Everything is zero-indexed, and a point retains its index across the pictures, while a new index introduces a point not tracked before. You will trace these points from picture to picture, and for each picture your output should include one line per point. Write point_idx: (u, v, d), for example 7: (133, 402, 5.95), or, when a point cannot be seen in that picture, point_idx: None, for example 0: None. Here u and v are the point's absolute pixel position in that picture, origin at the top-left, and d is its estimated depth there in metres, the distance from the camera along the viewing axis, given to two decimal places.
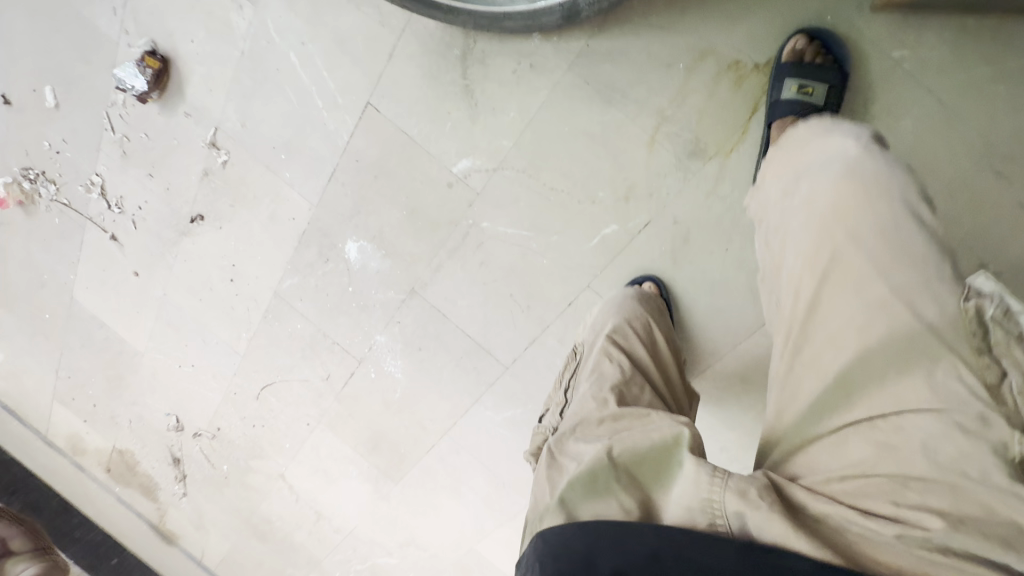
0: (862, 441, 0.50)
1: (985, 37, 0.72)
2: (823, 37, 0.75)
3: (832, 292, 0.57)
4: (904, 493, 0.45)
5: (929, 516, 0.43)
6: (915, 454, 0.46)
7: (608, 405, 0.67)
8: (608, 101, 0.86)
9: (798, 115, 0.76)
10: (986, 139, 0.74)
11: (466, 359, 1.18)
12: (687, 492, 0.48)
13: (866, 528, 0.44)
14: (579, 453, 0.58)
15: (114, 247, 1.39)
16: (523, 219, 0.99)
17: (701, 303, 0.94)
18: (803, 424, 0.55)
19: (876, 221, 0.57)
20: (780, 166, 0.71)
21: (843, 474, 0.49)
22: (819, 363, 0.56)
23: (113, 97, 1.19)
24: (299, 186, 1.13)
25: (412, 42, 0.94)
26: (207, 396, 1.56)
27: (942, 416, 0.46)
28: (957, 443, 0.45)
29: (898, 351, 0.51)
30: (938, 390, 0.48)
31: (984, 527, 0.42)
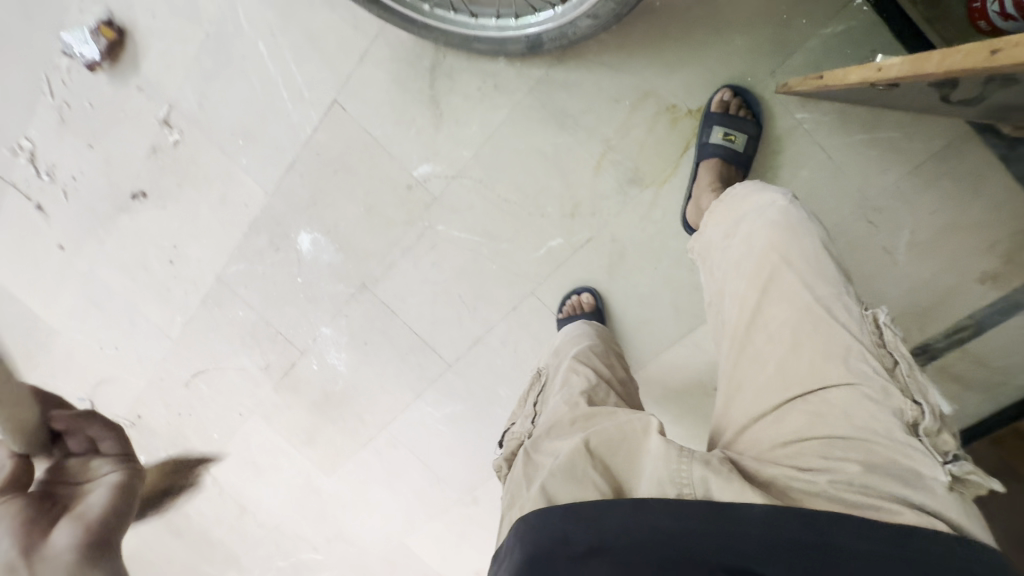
0: (796, 412, 0.59)
1: (864, 111, 0.86)
2: (744, 93, 0.86)
3: (769, 301, 0.66)
4: (832, 450, 0.55)
5: (849, 465, 0.53)
6: (839, 420, 0.56)
7: (579, 407, 0.74)
8: (561, 125, 0.95)
9: (722, 158, 0.87)
10: (863, 193, 0.89)
11: (411, 356, 1.22)
12: (658, 468, 0.54)
13: (806, 483, 0.53)
14: (557, 450, 0.65)
15: (39, 217, 1.32)
16: (477, 225, 1.06)
17: (631, 314, 1.05)
18: (747, 408, 0.64)
19: (803, 242, 0.68)
20: (721, 216, 0.80)
21: (782, 441, 0.58)
22: (757, 360, 0.65)
23: (54, 61, 1.15)
24: (254, 173, 1.13)
25: (383, 49, 0.98)
26: (128, 381, 1.48)
27: (856, 388, 0.57)
28: (869, 408, 0.56)
29: (821, 344, 0.60)
30: (852, 369, 0.58)
31: (891, 470, 0.52)
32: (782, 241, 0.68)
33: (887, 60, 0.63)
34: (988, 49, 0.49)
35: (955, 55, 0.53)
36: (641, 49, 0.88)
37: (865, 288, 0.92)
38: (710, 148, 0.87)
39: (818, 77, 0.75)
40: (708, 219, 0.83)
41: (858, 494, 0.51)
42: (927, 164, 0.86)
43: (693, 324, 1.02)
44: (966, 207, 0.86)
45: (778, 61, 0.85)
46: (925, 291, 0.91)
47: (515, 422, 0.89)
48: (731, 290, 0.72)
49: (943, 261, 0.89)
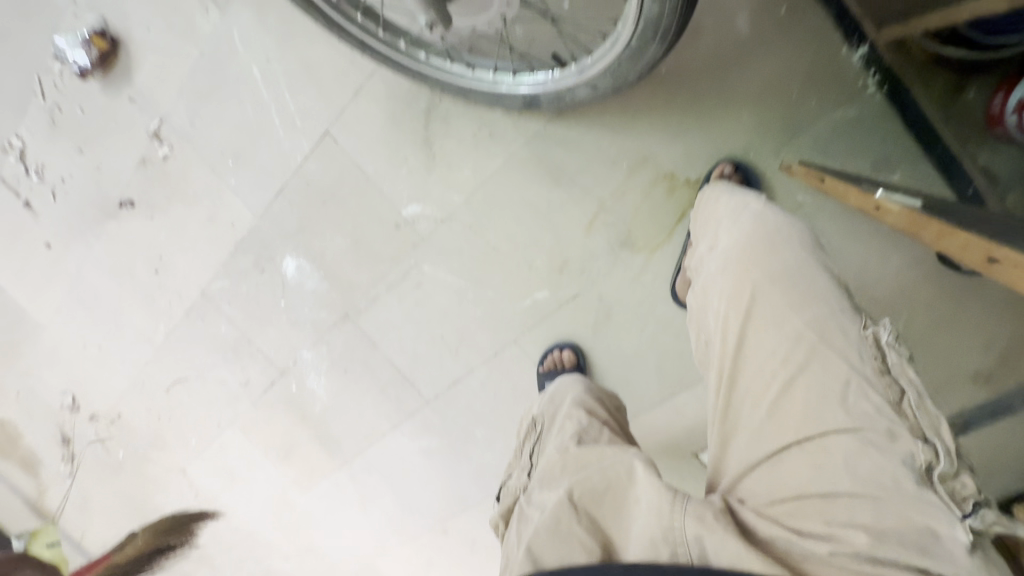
0: (794, 459, 0.53)
1: None
2: (744, 169, 0.82)
3: (755, 328, 0.63)
4: (833, 510, 0.49)
5: (856, 533, 0.47)
6: (843, 473, 0.50)
7: (569, 449, 0.73)
8: (556, 182, 0.92)
9: None
10: (860, 280, 0.86)
11: (390, 388, 1.21)
12: (650, 524, 0.55)
13: (804, 548, 0.48)
14: (543, 504, 0.67)
15: (27, 214, 1.31)
16: (463, 270, 1.04)
17: (613, 374, 1.02)
18: (743, 455, 0.59)
19: (783, 259, 0.66)
20: (703, 226, 0.81)
21: (780, 497, 0.52)
22: (748, 400, 0.60)
23: (48, 64, 1.12)
24: (243, 194, 1.11)
25: (379, 86, 0.95)
26: (110, 381, 1.48)
27: (858, 434, 0.51)
28: (873, 458, 0.50)
29: (818, 385, 0.56)
30: (852, 411, 0.53)
31: (901, 536, 0.46)
32: (768, 259, 0.66)
33: (890, 198, 0.66)
34: (985, 256, 0.51)
35: (954, 239, 0.56)
36: (646, 113, 0.85)
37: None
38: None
39: (820, 179, 0.75)
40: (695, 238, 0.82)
41: (866, 565, 0.46)
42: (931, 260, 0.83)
43: (676, 389, 1.00)
44: (965, 304, 0.83)
45: (787, 140, 0.81)
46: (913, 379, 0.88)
47: (510, 475, 0.91)
48: (713, 308, 0.68)
49: (936, 357, 0.86)
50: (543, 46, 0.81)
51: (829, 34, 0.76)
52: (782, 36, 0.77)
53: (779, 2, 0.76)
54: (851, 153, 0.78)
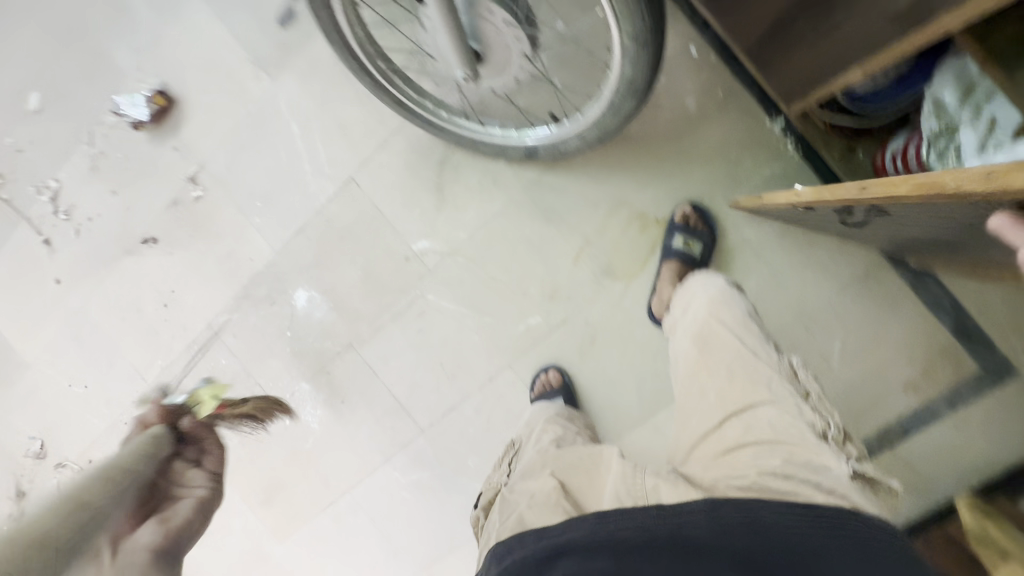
0: (732, 424, 0.72)
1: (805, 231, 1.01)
2: (702, 211, 1.02)
3: (708, 341, 0.83)
4: (762, 451, 0.67)
5: (774, 460, 0.65)
6: (767, 427, 0.70)
7: (548, 451, 0.81)
8: (549, 220, 1.09)
9: (683, 261, 1.01)
10: (803, 305, 1.02)
11: (385, 418, 1.26)
12: (619, 485, 0.67)
13: (742, 478, 0.65)
14: (524, 490, 0.72)
15: (43, 251, 1.38)
16: (463, 299, 1.16)
17: (598, 395, 1.12)
18: (697, 429, 0.76)
19: (732, 303, 0.88)
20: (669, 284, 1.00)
21: (725, 449, 0.70)
22: (702, 389, 0.79)
23: (101, 117, 1.28)
24: (265, 232, 1.24)
25: (402, 141, 1.14)
26: (87, 423, 1.45)
27: (777, 404, 0.72)
28: (789, 418, 0.70)
29: (751, 375, 0.77)
30: (774, 391, 0.74)
31: (803, 463, 0.65)
32: (714, 298, 0.89)
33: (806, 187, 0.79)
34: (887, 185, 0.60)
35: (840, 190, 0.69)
36: (621, 165, 1.05)
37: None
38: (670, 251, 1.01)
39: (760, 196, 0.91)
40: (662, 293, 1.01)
41: (780, 482, 0.63)
42: (852, 285, 1.00)
43: (655, 407, 1.10)
44: (887, 325, 1.00)
45: (733, 188, 1.02)
46: (854, 395, 1.02)
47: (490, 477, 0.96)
48: (679, 337, 0.89)
49: (864, 376, 1.02)
50: (540, 110, 1.03)
51: (756, 110, 0.99)
52: (721, 111, 1.01)
53: (717, 87, 1.00)
54: None
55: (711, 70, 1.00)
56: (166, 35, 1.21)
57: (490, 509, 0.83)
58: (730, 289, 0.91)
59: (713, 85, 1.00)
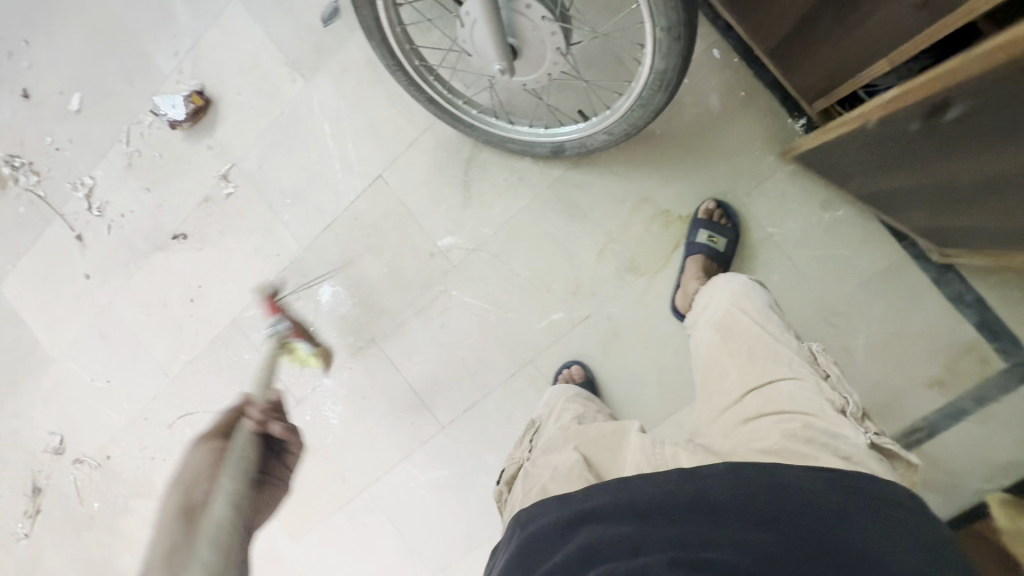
0: (755, 396, 0.75)
1: (827, 228, 1.02)
2: (725, 206, 1.04)
3: (728, 326, 0.85)
4: (782, 418, 0.70)
5: (794, 426, 0.68)
6: (787, 399, 0.72)
7: (570, 427, 0.85)
8: (573, 217, 1.12)
9: (708, 254, 1.03)
10: (824, 300, 1.03)
11: (406, 414, 1.26)
12: (640, 457, 0.70)
13: (762, 443, 0.68)
14: (548, 461, 0.76)
15: (75, 247, 1.41)
16: (487, 294, 1.18)
17: (621, 390, 1.13)
18: (720, 404, 0.79)
19: (750, 293, 0.90)
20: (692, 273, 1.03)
21: (745, 419, 0.73)
22: (723, 368, 0.82)
23: (139, 116, 1.33)
24: (293, 228, 1.27)
25: (430, 140, 1.18)
26: (107, 418, 1.45)
27: (797, 380, 0.74)
28: (809, 393, 0.72)
29: (772, 355, 0.79)
30: (793, 369, 0.77)
31: (822, 431, 0.67)
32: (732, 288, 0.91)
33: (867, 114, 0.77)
34: (938, 90, 0.60)
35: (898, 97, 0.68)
36: (644, 164, 1.08)
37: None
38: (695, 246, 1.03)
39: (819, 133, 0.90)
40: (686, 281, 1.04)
41: (799, 446, 0.66)
42: (874, 281, 1.01)
43: (677, 403, 1.10)
44: (908, 321, 1.01)
45: (755, 186, 1.04)
46: (875, 390, 1.03)
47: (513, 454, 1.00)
48: (699, 323, 0.92)
49: (885, 372, 1.02)
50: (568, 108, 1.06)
51: (778, 111, 1.02)
52: (744, 111, 1.04)
53: (739, 89, 1.04)
54: (802, 198, 1.03)
55: (734, 71, 1.04)
56: (206, 39, 1.26)
57: (514, 483, 0.85)
58: (746, 278, 0.94)
59: (735, 86, 1.04)
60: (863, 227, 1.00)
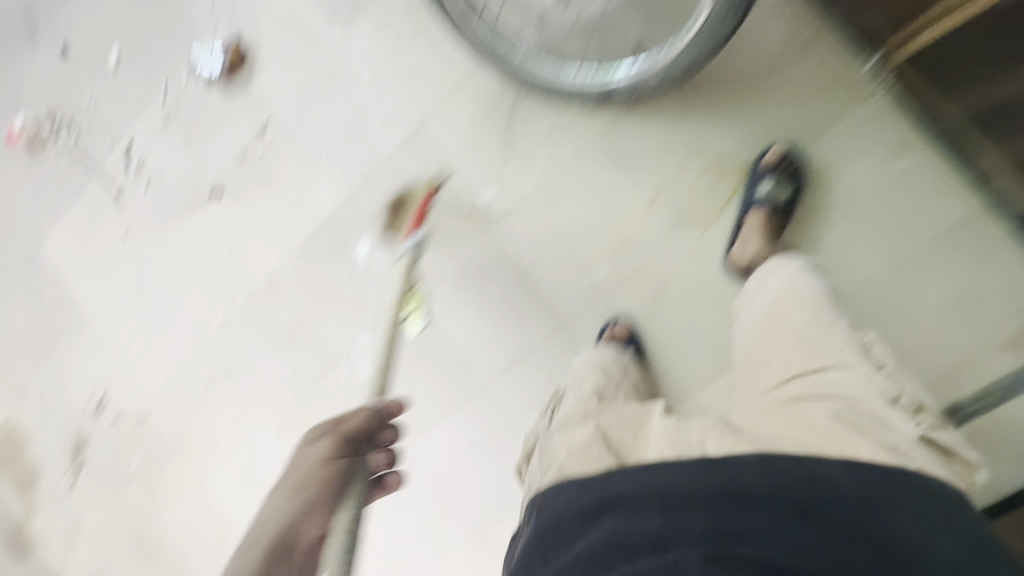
0: (798, 382, 0.75)
1: (898, 174, 0.95)
2: (793, 153, 0.97)
3: (772, 314, 0.86)
4: (827, 401, 0.69)
5: (839, 408, 0.67)
6: (833, 383, 0.71)
7: (590, 405, 0.85)
8: (620, 167, 1.07)
9: (771, 206, 0.96)
10: (891, 252, 0.97)
11: (443, 373, 1.23)
12: (663, 443, 0.69)
13: (803, 421, 0.67)
14: (565, 440, 0.76)
15: (113, 205, 1.42)
16: (529, 250, 1.14)
17: (667, 349, 1.08)
18: (765, 387, 0.80)
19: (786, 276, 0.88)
20: (752, 229, 0.97)
21: (789, 400, 0.73)
22: (770, 355, 0.82)
23: (176, 71, 1.31)
24: (330, 183, 1.25)
25: (471, 89, 1.13)
26: (146, 376, 1.47)
27: (846, 368, 0.73)
28: (857, 380, 0.71)
29: (818, 340, 0.78)
30: (842, 356, 0.75)
31: (868, 416, 0.66)
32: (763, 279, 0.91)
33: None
34: None
35: None
36: (698, 110, 1.02)
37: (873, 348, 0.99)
38: (758, 200, 0.96)
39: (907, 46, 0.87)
40: (745, 235, 0.98)
41: (843, 426, 0.65)
42: (947, 236, 0.95)
43: (727, 364, 1.05)
44: (984, 275, 0.94)
45: (818, 132, 0.98)
46: (945, 350, 0.96)
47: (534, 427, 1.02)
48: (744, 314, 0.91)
49: (955, 336, 0.96)
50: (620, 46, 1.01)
51: (846, 50, 0.95)
52: (808, 52, 0.97)
53: (803, 26, 0.97)
54: (870, 143, 0.96)
55: (796, 9, 0.97)
56: None
57: (533, 453, 0.91)
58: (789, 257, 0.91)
59: (799, 23, 0.97)
60: (936, 174, 0.94)
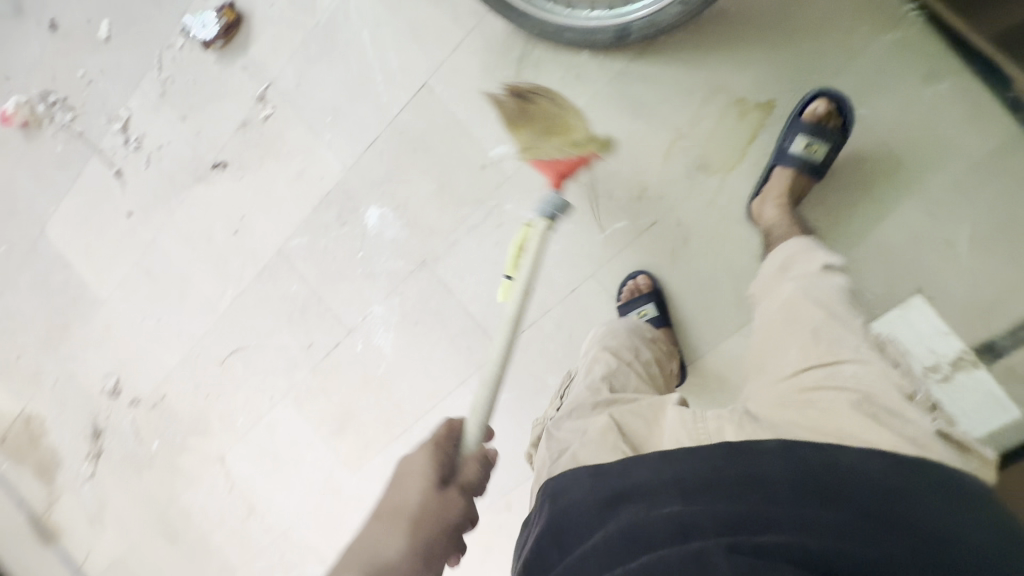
0: (812, 373, 0.68)
1: (930, 103, 0.91)
2: (839, 103, 0.92)
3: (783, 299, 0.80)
4: (843, 395, 0.63)
5: (855, 404, 0.62)
6: (849, 377, 0.65)
7: (601, 392, 0.79)
8: (636, 114, 1.03)
9: (801, 166, 0.93)
10: (924, 186, 0.93)
11: (461, 338, 1.21)
12: (679, 435, 0.66)
13: (815, 419, 0.62)
14: (576, 430, 0.73)
15: (115, 184, 1.39)
16: (544, 207, 1.11)
17: (689, 301, 1.06)
18: (775, 373, 0.73)
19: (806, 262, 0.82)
20: (775, 193, 0.94)
21: (802, 391, 0.67)
22: (782, 341, 0.75)
23: (170, 40, 1.27)
24: (336, 149, 1.21)
25: (477, 41, 1.09)
26: (160, 358, 1.45)
27: (864, 361, 0.66)
28: (875, 375, 0.64)
29: (833, 335, 0.70)
30: (857, 350, 0.68)
31: (884, 413, 0.61)
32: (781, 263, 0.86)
33: None
34: None
35: None
36: (716, 49, 0.98)
37: (904, 289, 0.96)
38: (790, 158, 0.92)
39: None
40: (765, 198, 0.95)
41: (859, 420, 0.60)
42: (981, 165, 0.91)
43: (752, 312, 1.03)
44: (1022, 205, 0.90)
45: (844, 64, 0.94)
46: (980, 286, 0.93)
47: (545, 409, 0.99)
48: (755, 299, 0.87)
49: (989, 270, 0.93)
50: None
51: None
52: None
53: None
54: (898, 72, 0.92)
55: None
56: None
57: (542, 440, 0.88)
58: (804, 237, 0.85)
59: None
60: (970, 100, 0.90)
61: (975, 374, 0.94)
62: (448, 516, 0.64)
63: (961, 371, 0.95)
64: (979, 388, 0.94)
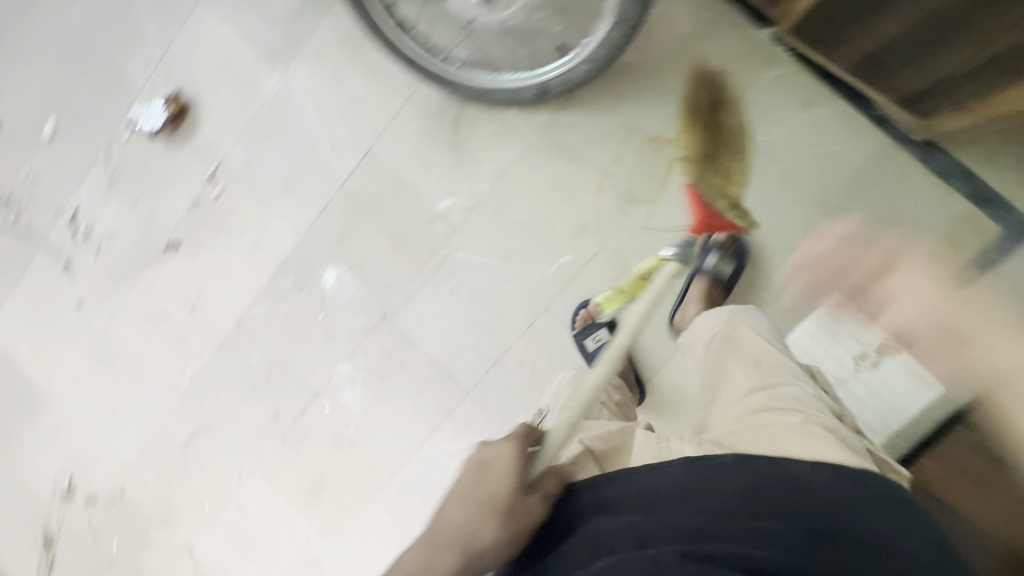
0: (760, 395, 0.77)
1: (812, 125, 1.05)
2: None
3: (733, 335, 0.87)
4: (793, 413, 0.72)
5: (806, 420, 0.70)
6: (794, 397, 0.75)
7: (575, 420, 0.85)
8: (566, 158, 1.14)
9: (713, 276, 1.06)
10: (821, 195, 1.06)
11: (428, 387, 1.23)
12: (644, 451, 0.72)
13: (777, 437, 0.69)
14: None
15: (65, 276, 1.38)
16: (493, 251, 1.18)
17: (639, 322, 1.14)
18: (727, 399, 0.80)
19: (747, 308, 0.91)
20: (695, 304, 1.05)
21: (757, 412, 0.75)
22: (732, 368, 0.83)
23: (118, 132, 1.32)
24: (288, 218, 1.26)
25: (414, 107, 1.19)
26: (117, 449, 1.40)
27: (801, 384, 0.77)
28: (809, 396, 0.75)
29: (774, 363, 0.81)
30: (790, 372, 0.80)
31: (829, 426, 0.70)
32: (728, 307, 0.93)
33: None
34: None
35: None
36: (627, 97, 1.11)
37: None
38: (704, 270, 1.05)
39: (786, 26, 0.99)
40: (688, 309, 1.06)
41: (814, 434, 0.68)
42: (863, 173, 1.05)
43: None
44: (905, 202, 1.04)
45: (737, 99, 1.07)
46: None
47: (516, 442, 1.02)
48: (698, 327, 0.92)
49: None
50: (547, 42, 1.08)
51: (746, 24, 1.07)
52: (712, 31, 1.08)
53: (705, 9, 1.08)
54: (782, 102, 1.06)
55: None
56: (177, 46, 1.27)
57: None
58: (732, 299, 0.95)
59: (701, 6, 1.08)
60: (845, 118, 1.04)
61: (897, 358, 1.04)
62: (525, 522, 0.60)
63: (886, 356, 1.05)
64: (905, 370, 1.04)
